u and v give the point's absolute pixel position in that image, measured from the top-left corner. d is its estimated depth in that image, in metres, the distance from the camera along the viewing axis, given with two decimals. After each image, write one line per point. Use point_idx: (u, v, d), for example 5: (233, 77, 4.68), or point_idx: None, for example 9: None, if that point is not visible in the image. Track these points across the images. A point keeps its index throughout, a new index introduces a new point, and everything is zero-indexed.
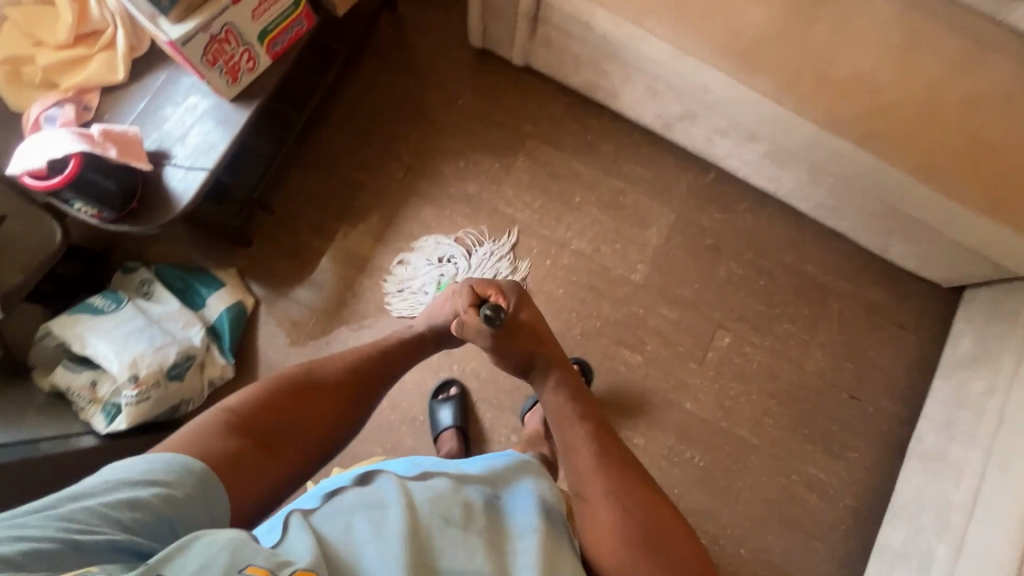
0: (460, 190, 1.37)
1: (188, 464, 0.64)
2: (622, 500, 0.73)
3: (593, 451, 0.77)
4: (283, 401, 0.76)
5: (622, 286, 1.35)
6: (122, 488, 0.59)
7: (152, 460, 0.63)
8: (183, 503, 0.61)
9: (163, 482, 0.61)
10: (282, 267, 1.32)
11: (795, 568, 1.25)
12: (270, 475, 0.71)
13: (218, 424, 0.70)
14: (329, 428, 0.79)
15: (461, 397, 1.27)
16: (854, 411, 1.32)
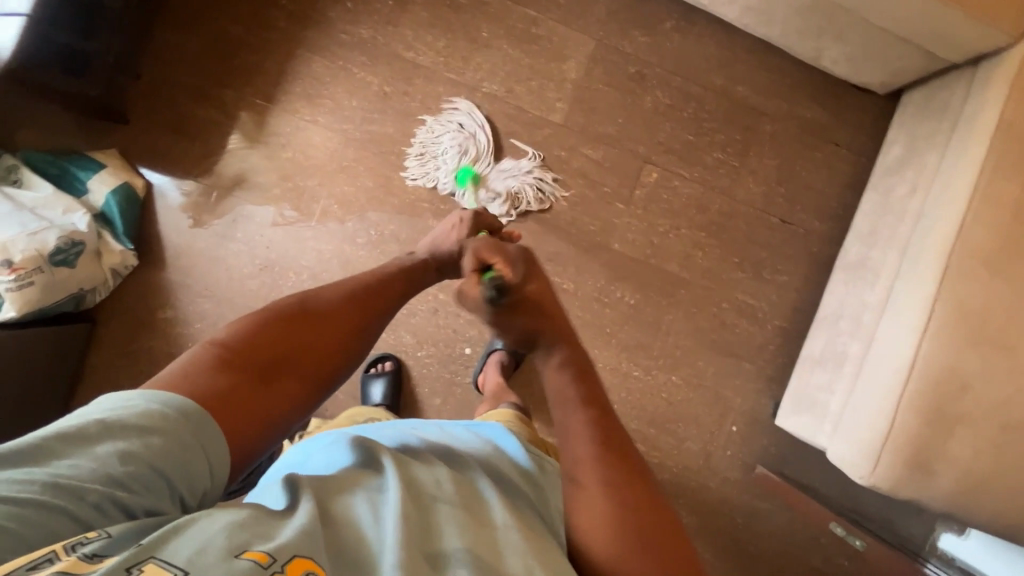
0: (353, 36, 1.23)
1: (184, 408, 0.58)
2: (606, 490, 0.64)
3: (595, 443, 0.67)
4: (274, 330, 0.70)
5: (541, 128, 1.26)
6: (114, 435, 0.54)
7: (154, 402, 0.58)
8: (181, 455, 0.56)
9: (157, 431, 0.55)
10: (170, 143, 1.21)
11: (725, 388, 1.30)
12: (275, 407, 0.67)
13: (210, 358, 0.65)
14: (331, 357, 0.74)
15: (394, 373, 1.23)
16: (784, 236, 1.30)
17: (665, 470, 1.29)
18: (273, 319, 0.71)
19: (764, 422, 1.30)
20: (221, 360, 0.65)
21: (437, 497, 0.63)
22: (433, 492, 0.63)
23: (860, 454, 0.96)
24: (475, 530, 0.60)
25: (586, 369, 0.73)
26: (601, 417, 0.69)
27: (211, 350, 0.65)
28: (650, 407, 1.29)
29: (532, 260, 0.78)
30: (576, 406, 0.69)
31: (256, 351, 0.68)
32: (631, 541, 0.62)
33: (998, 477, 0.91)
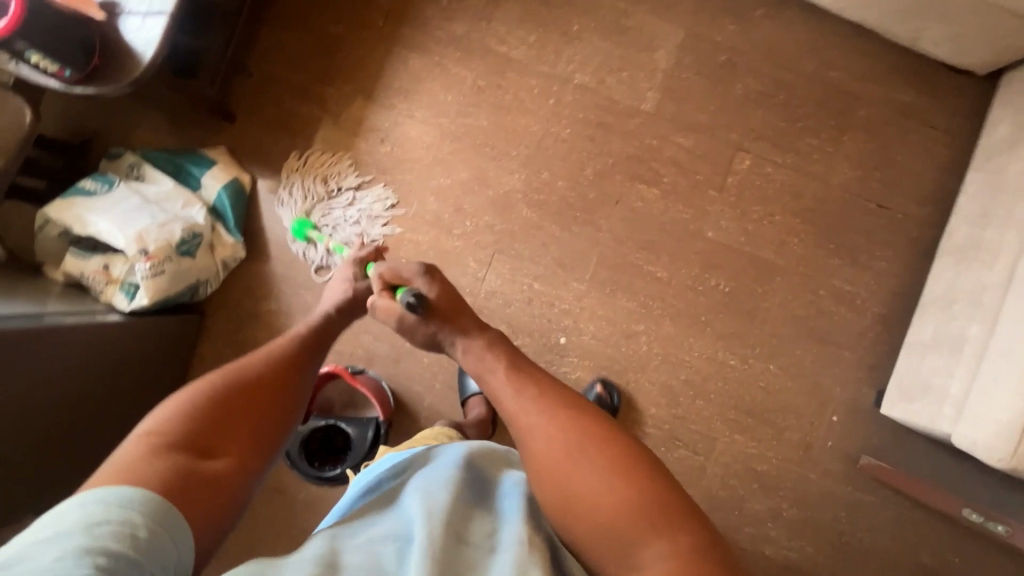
0: (447, 32, 1.26)
1: (132, 495, 0.58)
2: (578, 459, 0.69)
3: (514, 388, 0.77)
4: (201, 406, 0.71)
5: (632, 117, 1.27)
6: (65, 540, 0.52)
7: (95, 504, 0.56)
8: (144, 538, 0.55)
9: (114, 521, 0.55)
10: (274, 140, 1.25)
11: (824, 377, 1.28)
12: (224, 484, 0.67)
13: (145, 448, 0.65)
14: (267, 428, 0.75)
15: None
16: (882, 221, 1.28)
17: (764, 460, 1.27)
18: (196, 396, 0.72)
19: (867, 412, 1.27)
20: (157, 444, 0.65)
21: (462, 537, 0.63)
22: (456, 529, 0.64)
23: (999, 438, 0.92)
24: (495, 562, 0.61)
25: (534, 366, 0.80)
26: (515, 365, 0.80)
27: (142, 440, 0.66)
28: (746, 396, 1.27)
29: (434, 269, 0.90)
30: (535, 398, 0.75)
31: (188, 428, 0.68)
32: (565, 444, 0.70)
33: None
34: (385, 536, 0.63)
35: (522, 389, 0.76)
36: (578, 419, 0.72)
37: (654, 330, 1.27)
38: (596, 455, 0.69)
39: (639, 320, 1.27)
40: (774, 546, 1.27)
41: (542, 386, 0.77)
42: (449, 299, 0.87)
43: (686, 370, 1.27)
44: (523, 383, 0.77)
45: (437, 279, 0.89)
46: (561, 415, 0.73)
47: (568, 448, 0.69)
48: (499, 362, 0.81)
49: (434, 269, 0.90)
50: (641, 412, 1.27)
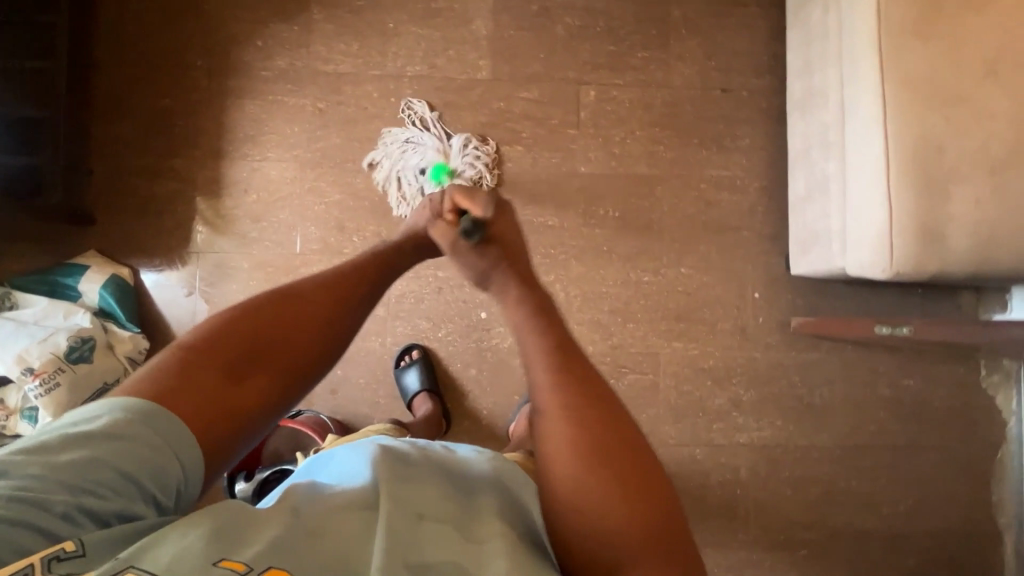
0: (272, 69, 1.28)
1: (148, 412, 0.60)
2: (594, 469, 0.62)
3: (551, 372, 0.67)
4: (245, 328, 0.69)
5: (473, 88, 1.31)
6: (82, 443, 0.57)
7: (116, 410, 0.60)
8: (148, 458, 0.58)
9: (122, 435, 0.58)
10: (141, 225, 1.24)
11: (734, 261, 1.32)
12: (246, 404, 0.66)
13: (176, 358, 0.65)
14: (310, 346, 0.72)
15: (425, 358, 1.24)
16: (731, 103, 1.34)
17: (709, 356, 1.31)
18: (246, 314, 0.70)
19: (782, 278, 1.32)
20: (194, 357, 0.65)
21: (423, 514, 0.63)
22: (420, 505, 0.64)
23: (874, 252, 0.97)
24: (451, 541, 0.60)
25: (579, 355, 0.69)
26: (559, 345, 0.69)
27: (184, 350, 0.66)
28: (671, 303, 1.31)
29: (504, 206, 0.79)
30: (573, 406, 0.65)
31: (228, 348, 0.67)
32: (587, 452, 0.63)
33: (1008, 221, 0.92)
34: (350, 508, 0.62)
35: (560, 386, 0.66)
36: (611, 443, 0.64)
37: (564, 275, 1.30)
38: (614, 471, 0.62)
39: (547, 271, 1.30)
40: (746, 431, 1.30)
41: (581, 387, 0.66)
42: (512, 240, 0.77)
43: (608, 300, 1.30)
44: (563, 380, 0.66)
45: (505, 218, 0.78)
46: (592, 430, 0.64)
47: (587, 456, 0.62)
48: (545, 332, 0.70)
49: (505, 206, 0.80)
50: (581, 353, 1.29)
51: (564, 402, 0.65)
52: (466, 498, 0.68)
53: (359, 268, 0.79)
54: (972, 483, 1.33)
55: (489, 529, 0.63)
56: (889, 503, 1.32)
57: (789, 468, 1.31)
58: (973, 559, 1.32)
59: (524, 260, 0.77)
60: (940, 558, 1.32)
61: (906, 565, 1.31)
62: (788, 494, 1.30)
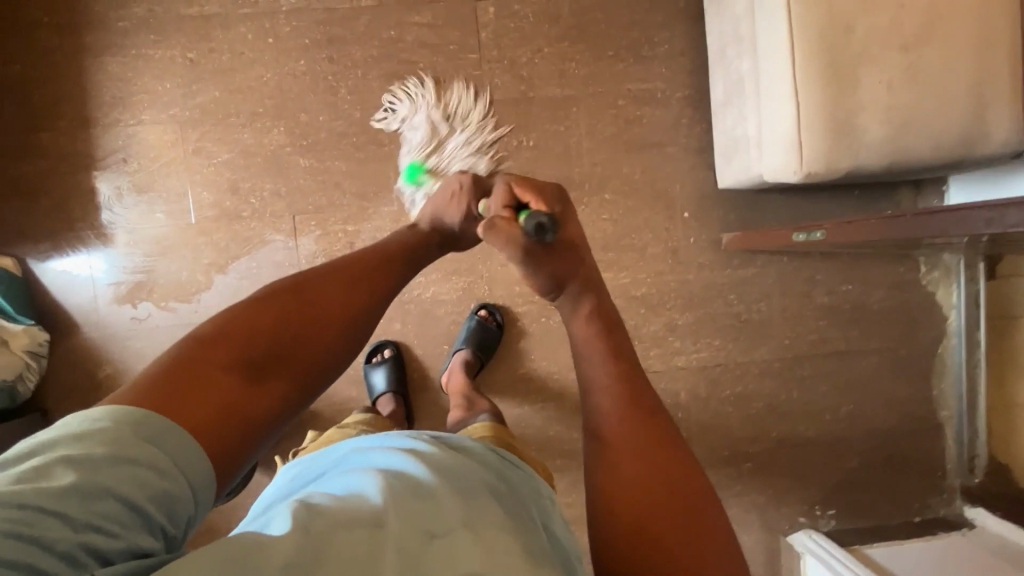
0: (129, 19, 1.15)
1: (148, 421, 0.51)
2: (660, 504, 0.60)
3: (616, 399, 0.66)
4: (265, 321, 0.64)
5: (358, 18, 1.18)
6: (83, 465, 0.46)
7: (123, 426, 0.50)
8: (163, 484, 0.48)
9: (132, 456, 0.48)
10: (17, 211, 1.15)
11: (660, 180, 1.25)
12: (256, 413, 0.60)
13: (186, 360, 0.58)
14: (331, 344, 0.67)
15: (396, 359, 1.22)
16: (646, 6, 1.22)
17: (641, 284, 1.27)
18: (265, 306, 0.65)
19: (712, 194, 1.26)
20: (208, 356, 0.59)
21: (434, 531, 0.50)
22: (430, 522, 0.51)
23: (787, 153, 0.89)
24: (470, 554, 0.48)
25: (643, 386, 0.68)
26: (628, 370, 0.68)
27: (185, 351, 0.59)
28: (597, 232, 1.25)
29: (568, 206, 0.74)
30: (642, 425, 0.65)
31: (244, 344, 0.61)
32: (648, 478, 0.61)
33: (918, 104, 0.86)
34: (348, 524, 0.49)
35: (628, 424, 0.65)
36: (680, 489, 0.61)
37: None
38: (676, 507, 0.60)
39: None
40: (684, 354, 1.29)
41: (650, 432, 0.64)
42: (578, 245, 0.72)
43: None
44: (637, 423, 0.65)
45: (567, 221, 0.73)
46: (659, 462, 0.62)
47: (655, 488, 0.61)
48: (610, 356, 0.69)
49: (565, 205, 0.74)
50: (508, 295, 1.25)
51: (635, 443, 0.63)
52: (481, 508, 0.56)
53: (366, 258, 0.75)
54: (912, 380, 1.34)
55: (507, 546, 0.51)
56: (830, 409, 1.33)
57: (731, 386, 1.30)
58: (914, 453, 1.34)
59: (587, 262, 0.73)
60: (882, 455, 1.34)
61: (849, 466, 1.34)
62: (730, 412, 1.31)
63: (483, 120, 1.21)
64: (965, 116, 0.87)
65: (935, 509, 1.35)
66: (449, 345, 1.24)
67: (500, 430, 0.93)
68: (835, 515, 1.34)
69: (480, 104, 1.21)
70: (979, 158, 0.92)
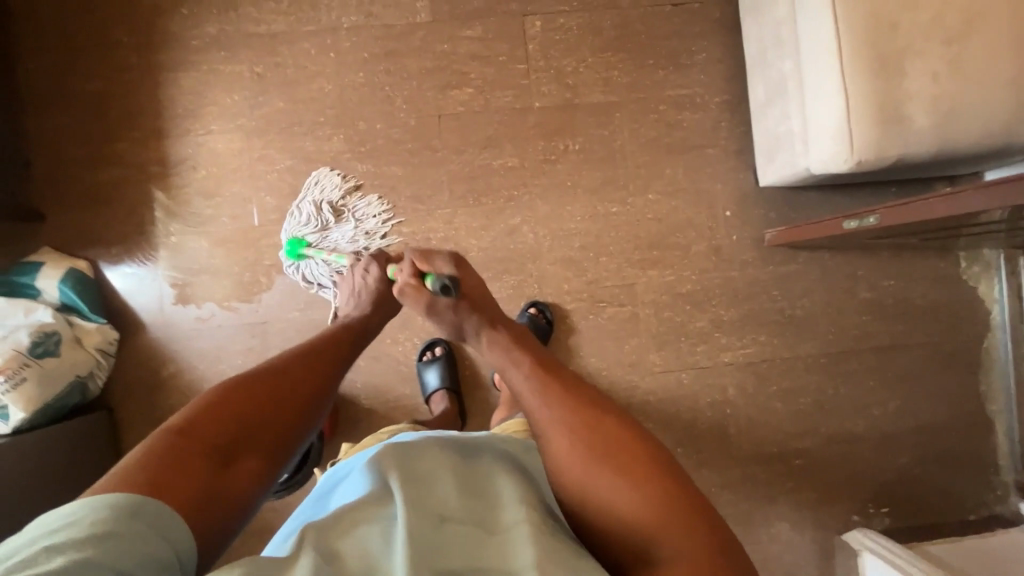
0: (202, 37, 1.23)
1: (134, 502, 0.52)
2: (604, 461, 0.59)
3: (536, 382, 0.66)
4: (232, 402, 0.64)
5: (414, 33, 1.26)
6: (67, 547, 0.47)
7: (99, 510, 0.50)
8: (151, 549, 0.50)
9: (110, 533, 0.49)
10: (90, 217, 1.21)
11: (701, 181, 1.30)
12: (238, 488, 0.60)
13: (165, 447, 0.58)
14: (296, 420, 0.68)
15: (448, 357, 1.24)
16: (684, 17, 1.29)
17: (686, 281, 1.30)
18: (227, 394, 0.65)
19: (753, 193, 1.30)
20: (176, 446, 0.58)
21: (444, 515, 0.57)
22: (439, 507, 0.58)
23: (836, 142, 0.94)
24: (474, 540, 0.55)
25: (560, 367, 0.68)
26: (541, 362, 0.68)
27: (160, 440, 0.59)
28: (642, 231, 1.29)
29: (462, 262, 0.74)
30: (564, 396, 0.64)
31: (211, 431, 0.61)
32: (586, 442, 0.60)
33: (965, 93, 0.90)
34: (358, 522, 0.56)
35: (548, 396, 0.64)
36: (631, 460, 0.59)
37: (530, 216, 1.27)
38: (623, 458, 0.59)
39: (513, 212, 1.27)
40: (730, 350, 1.31)
41: (577, 401, 0.64)
42: (481, 289, 0.73)
43: (578, 236, 1.28)
44: (568, 416, 0.63)
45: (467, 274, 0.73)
46: (594, 426, 0.61)
47: (593, 449, 0.60)
48: (519, 354, 0.69)
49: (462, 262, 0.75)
50: (556, 293, 1.28)
51: (571, 448, 0.61)
52: (481, 489, 0.62)
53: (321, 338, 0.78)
54: (958, 375, 1.34)
55: (515, 515, 0.58)
56: (878, 404, 1.33)
57: (777, 381, 1.31)
58: (966, 448, 1.34)
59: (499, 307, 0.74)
60: (933, 451, 1.33)
61: (899, 463, 1.33)
62: (778, 407, 1.31)
63: (380, 211, 1.25)
64: (1010, 103, 0.91)
65: (990, 507, 1.33)
66: None
67: (534, 426, 0.97)
68: (888, 513, 1.33)
69: (376, 198, 1.25)
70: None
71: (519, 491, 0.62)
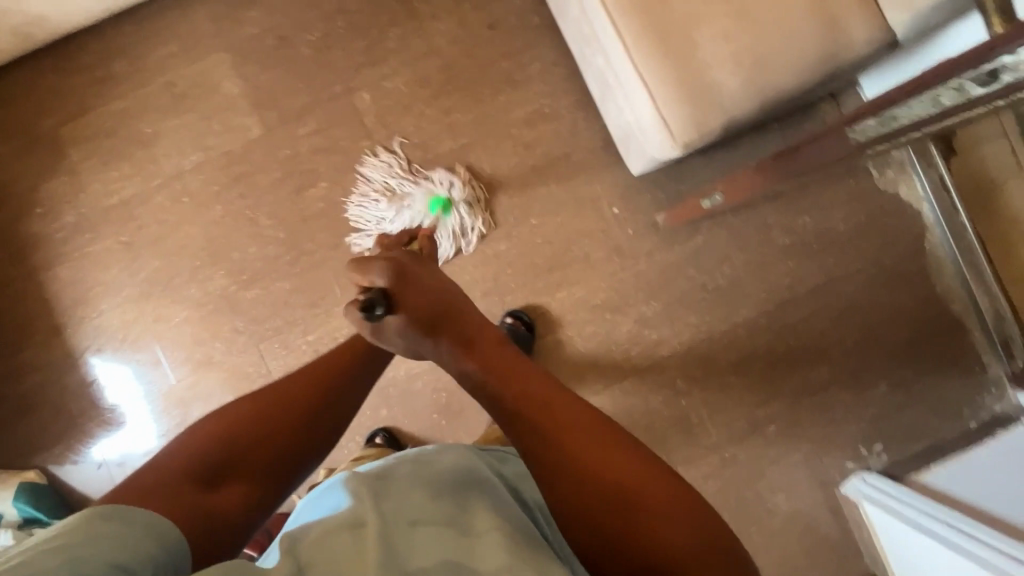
0: (65, 226, 1.26)
1: (119, 512, 0.53)
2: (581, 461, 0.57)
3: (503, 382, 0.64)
4: (237, 421, 0.68)
5: (253, 150, 1.26)
6: (52, 548, 0.46)
7: (77, 519, 0.50)
8: (143, 549, 0.51)
9: (103, 533, 0.49)
10: (24, 427, 1.26)
11: (577, 188, 1.26)
12: (229, 507, 0.62)
13: (168, 467, 0.61)
14: (302, 438, 0.70)
15: (392, 441, 1.22)
16: (503, 35, 1.26)
17: (597, 291, 1.26)
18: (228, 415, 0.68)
19: (632, 181, 1.25)
20: (179, 465, 0.62)
21: (416, 519, 0.53)
22: (411, 512, 0.54)
23: (656, 131, 0.88)
24: (448, 543, 0.51)
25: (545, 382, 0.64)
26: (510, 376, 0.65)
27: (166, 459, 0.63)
28: (538, 257, 1.26)
29: (402, 264, 0.67)
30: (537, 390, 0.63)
31: (205, 454, 0.64)
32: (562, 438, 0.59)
33: (764, 40, 0.84)
34: (335, 528, 0.51)
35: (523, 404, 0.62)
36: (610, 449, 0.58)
37: None
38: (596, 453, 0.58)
39: None
40: (665, 342, 1.26)
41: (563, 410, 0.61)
42: (434, 298, 0.67)
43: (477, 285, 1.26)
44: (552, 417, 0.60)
45: (412, 283, 0.66)
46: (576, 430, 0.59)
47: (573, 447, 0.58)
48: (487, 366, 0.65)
49: (405, 262, 0.68)
50: None
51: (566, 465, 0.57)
52: (458, 497, 0.59)
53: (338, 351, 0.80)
54: (910, 287, 1.26)
55: (488, 521, 0.55)
56: (836, 343, 1.26)
57: (724, 356, 1.26)
58: (943, 356, 1.26)
59: (461, 306, 0.69)
60: (909, 371, 1.26)
61: (878, 395, 1.26)
62: (733, 382, 1.26)
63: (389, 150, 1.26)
64: (818, 32, 0.85)
65: (990, 407, 1.24)
66: (438, 414, 1.26)
67: None
68: (884, 449, 1.26)
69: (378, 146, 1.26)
70: (855, 62, 0.88)
71: (486, 506, 0.58)
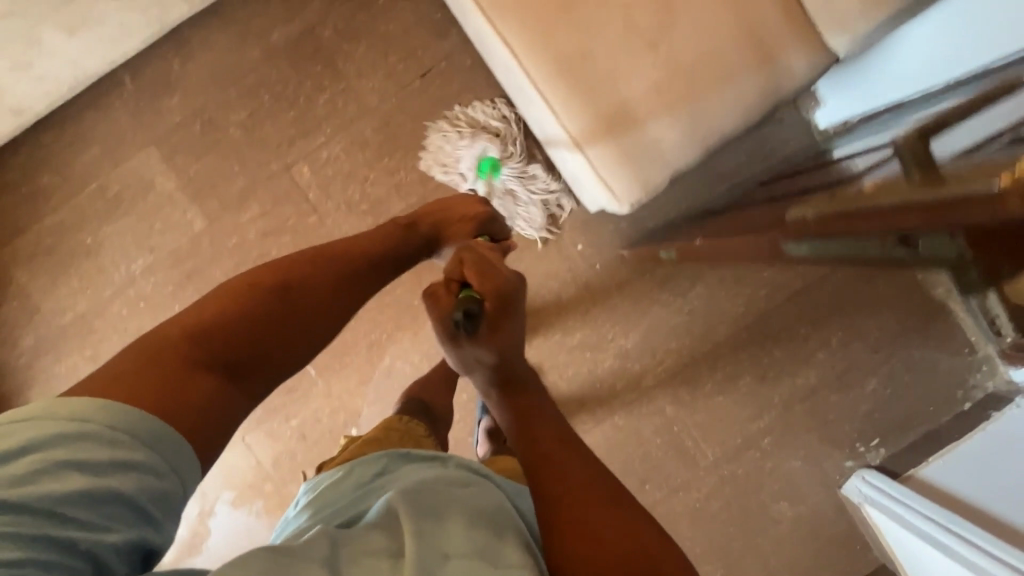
0: (24, 350, 1.23)
1: (127, 411, 0.46)
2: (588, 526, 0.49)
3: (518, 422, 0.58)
4: (260, 300, 0.62)
5: (200, 242, 1.22)
6: (75, 470, 0.42)
7: (117, 424, 0.45)
8: (166, 486, 0.46)
9: (133, 462, 0.44)
10: None
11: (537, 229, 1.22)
12: (240, 405, 0.56)
13: (167, 350, 0.54)
14: (323, 321, 0.67)
15: None
16: (436, 83, 1.21)
17: (573, 331, 1.23)
18: (251, 291, 0.63)
19: (591, 214, 1.22)
20: (183, 352, 0.54)
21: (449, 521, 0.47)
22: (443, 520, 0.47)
23: (602, 195, 0.84)
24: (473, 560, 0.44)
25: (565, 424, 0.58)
26: (535, 413, 0.59)
27: (164, 339, 0.55)
28: None
29: (514, 297, 0.65)
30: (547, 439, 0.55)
31: (222, 342, 0.57)
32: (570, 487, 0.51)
33: (698, 86, 0.81)
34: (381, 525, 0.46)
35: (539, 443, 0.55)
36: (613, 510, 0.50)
37: (399, 350, 1.24)
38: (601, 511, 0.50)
39: (381, 354, 1.24)
40: (650, 372, 1.24)
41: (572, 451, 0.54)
42: (517, 335, 0.63)
43: None
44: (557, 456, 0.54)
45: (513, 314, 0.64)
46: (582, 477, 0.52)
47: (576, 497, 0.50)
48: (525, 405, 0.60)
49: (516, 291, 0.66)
50: (460, 406, 1.25)
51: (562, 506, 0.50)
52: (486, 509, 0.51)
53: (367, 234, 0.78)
54: (888, 276, 1.23)
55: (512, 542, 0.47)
56: (820, 347, 1.24)
57: (710, 378, 1.25)
58: (929, 342, 1.24)
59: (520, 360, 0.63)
60: (897, 363, 1.24)
61: (869, 391, 1.25)
62: (722, 400, 1.25)
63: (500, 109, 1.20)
64: (750, 67, 0.81)
65: (982, 387, 1.23)
66: None
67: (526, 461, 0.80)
68: (881, 443, 1.25)
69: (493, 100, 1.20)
70: (796, 89, 0.85)
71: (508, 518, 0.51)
